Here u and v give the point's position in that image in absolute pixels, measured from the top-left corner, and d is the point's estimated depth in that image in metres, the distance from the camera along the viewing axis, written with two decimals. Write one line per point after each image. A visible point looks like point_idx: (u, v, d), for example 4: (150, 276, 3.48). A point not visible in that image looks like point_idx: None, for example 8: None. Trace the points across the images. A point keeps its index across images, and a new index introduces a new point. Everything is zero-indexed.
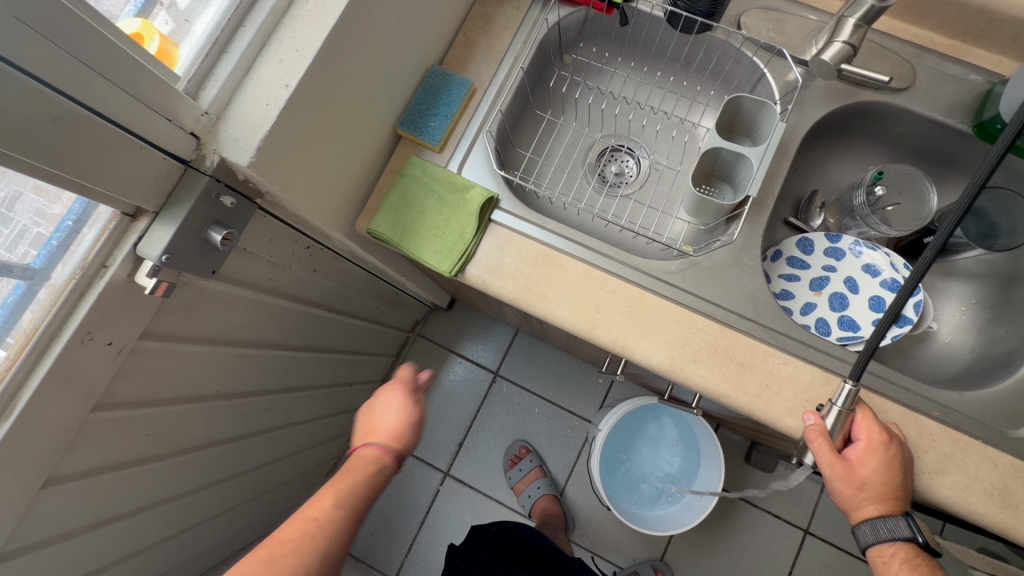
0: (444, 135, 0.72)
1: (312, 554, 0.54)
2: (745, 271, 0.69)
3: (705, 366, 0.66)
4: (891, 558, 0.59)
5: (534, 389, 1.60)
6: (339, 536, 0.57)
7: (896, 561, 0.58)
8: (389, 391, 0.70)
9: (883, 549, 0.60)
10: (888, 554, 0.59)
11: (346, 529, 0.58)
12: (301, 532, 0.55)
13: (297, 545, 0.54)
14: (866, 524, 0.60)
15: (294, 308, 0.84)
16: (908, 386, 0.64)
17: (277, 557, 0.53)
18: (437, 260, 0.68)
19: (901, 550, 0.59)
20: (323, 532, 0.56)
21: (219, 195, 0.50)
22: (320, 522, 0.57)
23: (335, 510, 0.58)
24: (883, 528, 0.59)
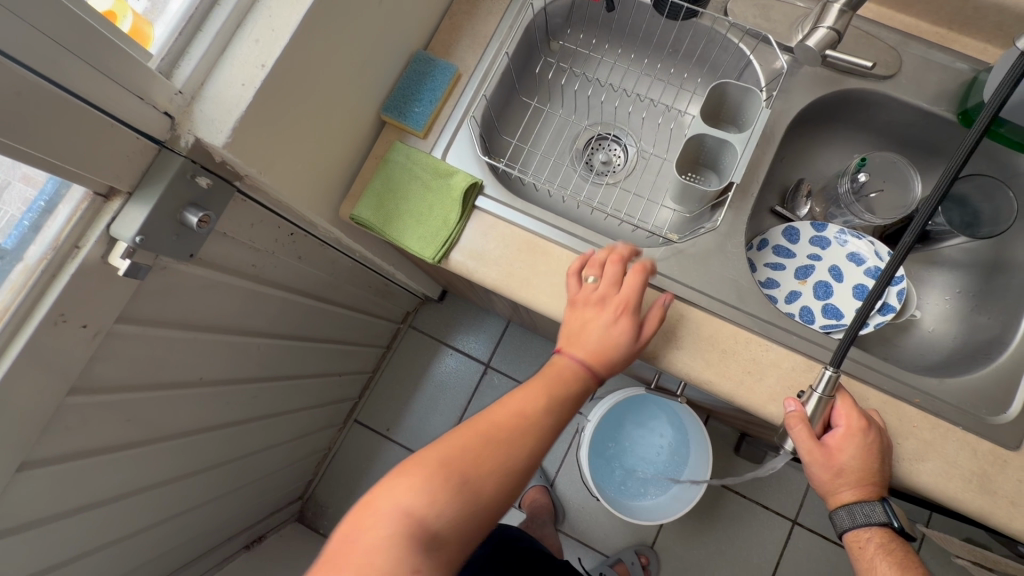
0: (428, 121, 0.71)
1: (511, 450, 0.57)
2: (729, 258, 0.68)
3: (688, 353, 0.66)
4: (868, 542, 0.60)
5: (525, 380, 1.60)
6: (538, 444, 0.59)
7: (872, 546, 0.60)
8: (602, 308, 0.63)
9: (859, 534, 0.61)
10: (864, 540, 0.60)
11: (546, 436, 0.60)
12: (504, 425, 0.58)
13: (497, 435, 0.57)
14: (843, 510, 0.60)
15: (279, 295, 0.83)
16: (888, 373, 0.64)
17: (483, 437, 0.57)
18: (421, 246, 0.68)
19: (877, 535, 0.60)
20: (514, 434, 0.58)
21: (195, 176, 0.50)
22: (518, 424, 0.58)
23: (549, 415, 0.60)
24: (860, 513, 0.59)
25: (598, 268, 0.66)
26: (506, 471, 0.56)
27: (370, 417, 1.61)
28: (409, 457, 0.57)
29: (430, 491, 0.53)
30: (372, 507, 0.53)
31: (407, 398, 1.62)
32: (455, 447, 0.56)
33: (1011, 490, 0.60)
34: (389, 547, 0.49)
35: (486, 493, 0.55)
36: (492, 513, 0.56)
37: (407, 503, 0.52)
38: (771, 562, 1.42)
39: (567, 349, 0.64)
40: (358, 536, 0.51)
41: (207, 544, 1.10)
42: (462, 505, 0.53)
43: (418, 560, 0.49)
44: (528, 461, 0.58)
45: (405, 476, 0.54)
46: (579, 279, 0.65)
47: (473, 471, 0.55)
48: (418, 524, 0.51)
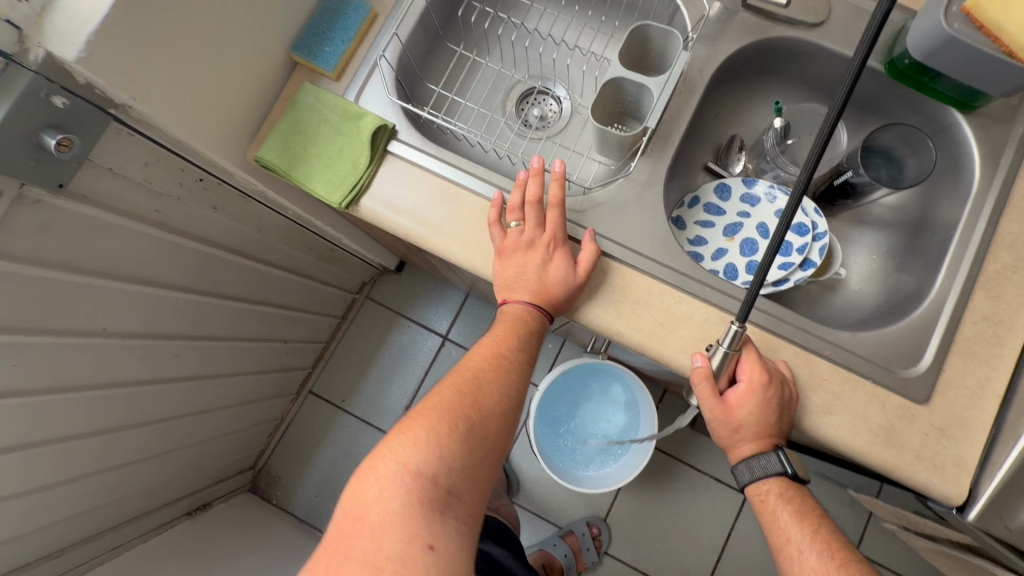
0: (340, 61, 0.68)
1: (497, 388, 0.60)
2: (647, 208, 0.66)
3: (601, 304, 0.64)
4: (768, 494, 0.60)
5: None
6: (518, 377, 0.63)
7: (773, 497, 0.59)
8: (532, 250, 0.63)
9: (759, 487, 0.60)
10: (764, 492, 0.60)
11: (521, 370, 0.63)
12: (482, 367, 0.61)
13: (481, 377, 0.60)
14: (742, 464, 0.60)
15: (196, 248, 0.80)
16: (802, 326, 0.63)
17: (469, 382, 0.60)
18: (327, 191, 0.65)
19: (774, 485, 0.59)
20: (494, 374, 0.61)
21: (51, 95, 0.47)
22: (495, 363, 0.62)
23: (521, 350, 0.63)
24: (758, 467, 0.59)
25: (521, 212, 0.65)
26: (497, 410, 0.59)
27: (326, 389, 1.59)
28: (405, 416, 0.57)
29: (435, 442, 0.54)
30: (379, 473, 0.52)
31: (364, 370, 1.59)
32: (446, 397, 0.58)
33: (916, 443, 0.60)
34: (402, 510, 0.50)
35: (489, 432, 0.58)
36: (495, 453, 0.59)
37: (414, 461, 0.53)
38: (721, 533, 1.43)
39: (510, 296, 0.64)
40: (366, 510, 0.50)
41: (141, 508, 1.08)
42: (467, 450, 0.55)
43: (431, 515, 0.50)
44: (515, 396, 0.62)
45: (403, 436, 0.54)
46: (502, 227, 0.64)
47: (463, 417, 0.57)
48: (435, 477, 0.52)
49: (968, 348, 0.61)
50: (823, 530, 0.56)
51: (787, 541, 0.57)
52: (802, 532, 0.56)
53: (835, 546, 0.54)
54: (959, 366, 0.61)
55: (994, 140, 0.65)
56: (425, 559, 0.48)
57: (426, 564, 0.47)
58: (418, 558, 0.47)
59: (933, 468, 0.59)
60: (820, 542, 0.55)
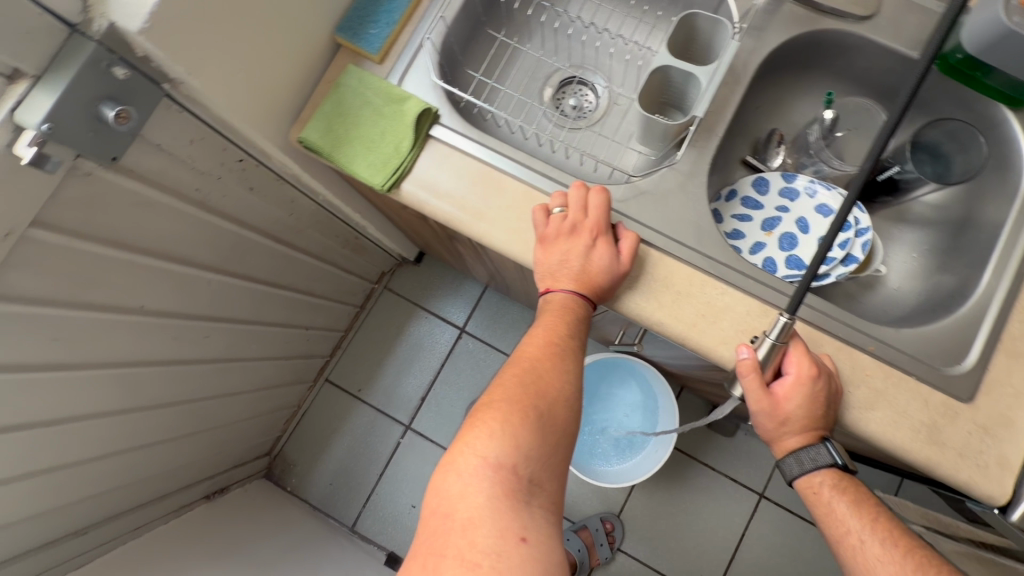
0: (384, 44, 0.68)
1: (557, 374, 0.60)
2: (690, 198, 0.66)
3: (643, 293, 0.64)
4: (821, 486, 0.60)
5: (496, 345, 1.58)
6: (575, 360, 0.62)
7: (827, 489, 0.60)
8: (575, 237, 0.61)
9: (811, 479, 0.61)
10: (818, 484, 0.60)
11: (577, 353, 0.63)
12: (538, 354, 0.61)
13: (540, 365, 0.60)
14: (790, 457, 0.60)
15: (232, 229, 0.80)
16: (845, 321, 0.62)
17: (528, 371, 0.59)
18: (370, 173, 0.65)
19: (828, 477, 0.60)
20: (552, 360, 0.61)
21: (111, 66, 0.47)
22: (552, 350, 0.61)
23: (574, 335, 0.63)
24: (807, 458, 0.59)
25: (563, 198, 0.64)
26: (561, 396, 0.59)
27: (342, 378, 1.59)
28: (472, 411, 0.57)
29: (510, 433, 0.54)
30: (462, 469, 0.52)
31: (380, 360, 1.60)
32: (510, 387, 0.58)
33: (960, 442, 0.59)
34: (489, 505, 0.50)
35: (557, 419, 0.58)
36: (564, 439, 0.58)
37: (493, 453, 0.52)
38: (735, 533, 1.43)
39: (554, 284, 0.64)
40: (454, 506, 0.51)
41: (163, 489, 1.09)
42: (540, 438, 0.55)
43: (517, 506, 0.50)
44: (575, 381, 0.61)
45: (478, 431, 0.54)
46: (546, 212, 0.63)
47: (532, 406, 0.56)
48: (515, 469, 0.52)
49: (1015, 347, 0.61)
50: (882, 519, 0.58)
51: (847, 532, 0.58)
52: (862, 523, 0.58)
53: (895, 533, 0.56)
54: (1005, 364, 0.60)
55: None
56: (519, 553, 0.48)
57: (520, 557, 0.47)
58: (512, 552, 0.47)
59: (977, 467, 0.58)
60: (881, 531, 0.57)
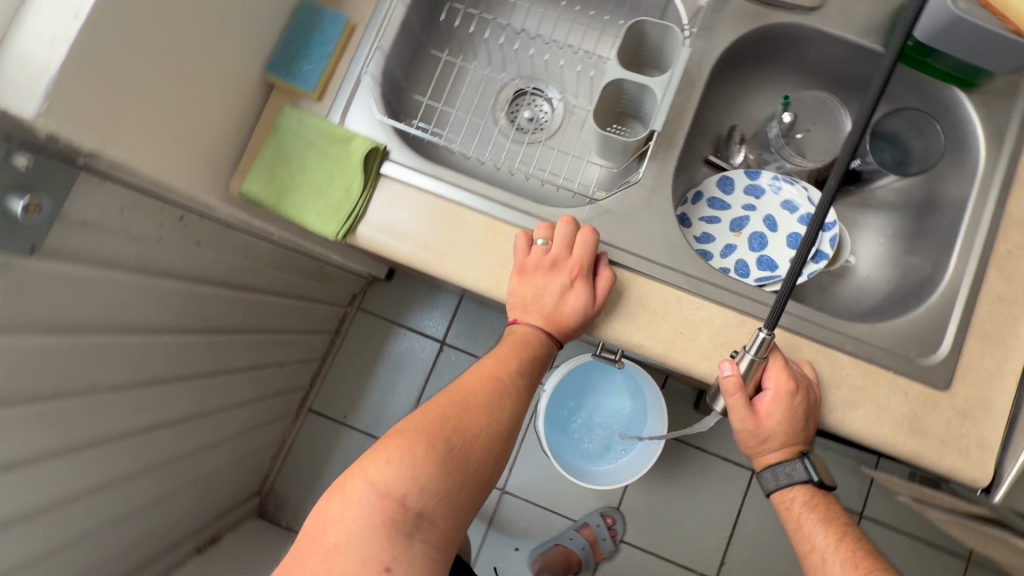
0: (321, 81, 0.64)
1: (489, 411, 0.55)
2: (656, 213, 0.64)
3: (619, 317, 0.62)
4: (793, 502, 0.59)
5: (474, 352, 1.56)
6: (515, 401, 0.57)
7: (798, 505, 0.59)
8: (554, 274, 0.59)
9: (785, 494, 0.60)
10: (789, 500, 0.59)
11: (519, 393, 0.58)
12: (474, 387, 0.56)
13: (471, 399, 0.55)
14: (768, 472, 0.60)
15: (183, 287, 0.76)
16: (823, 323, 0.62)
17: (458, 402, 0.55)
18: (321, 222, 0.61)
19: (800, 493, 0.59)
20: (486, 396, 0.56)
21: (10, 156, 0.42)
22: (490, 386, 0.56)
23: (520, 373, 0.59)
24: (783, 475, 0.59)
25: (548, 230, 0.61)
26: (484, 435, 0.54)
27: (325, 405, 1.55)
28: (385, 432, 0.53)
29: (410, 463, 0.49)
30: (346, 492, 0.48)
31: (363, 383, 1.56)
32: (431, 415, 0.53)
33: (941, 430, 0.60)
34: (362, 533, 0.46)
35: (476, 457, 0.53)
36: (481, 480, 0.53)
37: (385, 481, 0.48)
38: (733, 511, 1.45)
39: (522, 317, 0.61)
40: (325, 529, 0.46)
41: (151, 552, 1.05)
42: (446, 474, 0.50)
43: (393, 541, 0.46)
44: (509, 422, 0.56)
45: (379, 452, 0.50)
46: (529, 243, 0.60)
47: (445, 439, 0.51)
48: (403, 500, 0.48)
49: (986, 330, 0.62)
50: (848, 538, 0.57)
51: (812, 548, 0.58)
52: (827, 541, 0.57)
53: (859, 554, 0.55)
54: (978, 348, 0.61)
55: (997, 117, 0.65)
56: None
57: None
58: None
59: (960, 454, 0.59)
60: (844, 551, 0.56)
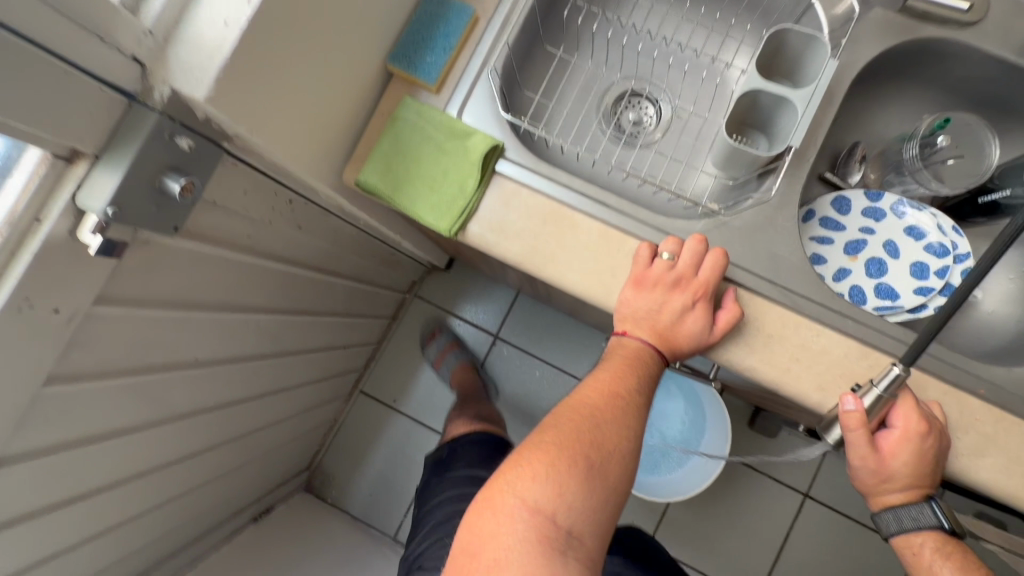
0: (442, 72, 0.63)
1: (617, 427, 0.53)
2: (780, 231, 0.61)
3: (732, 339, 0.59)
4: (921, 548, 0.54)
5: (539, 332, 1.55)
6: (640, 416, 0.55)
7: (928, 552, 0.54)
8: (675, 292, 0.57)
9: (910, 539, 0.55)
10: (917, 545, 0.54)
11: (640, 410, 0.55)
12: (598, 403, 0.54)
13: (598, 414, 0.53)
14: (889, 513, 0.55)
15: (278, 268, 0.76)
16: (955, 362, 0.58)
17: (585, 417, 0.52)
18: (434, 217, 0.61)
19: (930, 539, 0.54)
20: (612, 412, 0.53)
21: (174, 136, 0.42)
22: (613, 402, 0.54)
23: (639, 390, 0.56)
24: (907, 518, 0.54)
25: (676, 245, 0.58)
26: (619, 452, 0.52)
27: (376, 388, 1.57)
28: (519, 446, 0.52)
29: (556, 479, 0.48)
30: (497, 507, 0.47)
31: (414, 370, 1.57)
32: (564, 429, 0.51)
33: None
34: (520, 548, 0.45)
35: (613, 474, 0.51)
36: (618, 498, 0.51)
37: (534, 496, 0.47)
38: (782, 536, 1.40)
39: (630, 329, 0.59)
40: (482, 545, 0.46)
41: (214, 519, 1.08)
42: (591, 491, 0.48)
43: (551, 558, 0.44)
44: (636, 439, 0.54)
45: (522, 467, 0.49)
46: (651, 257, 0.58)
47: (583, 455, 0.49)
48: (554, 517, 0.46)
49: None
50: None
51: None
52: None
53: None
54: None
55: None
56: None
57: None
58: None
59: None
60: None
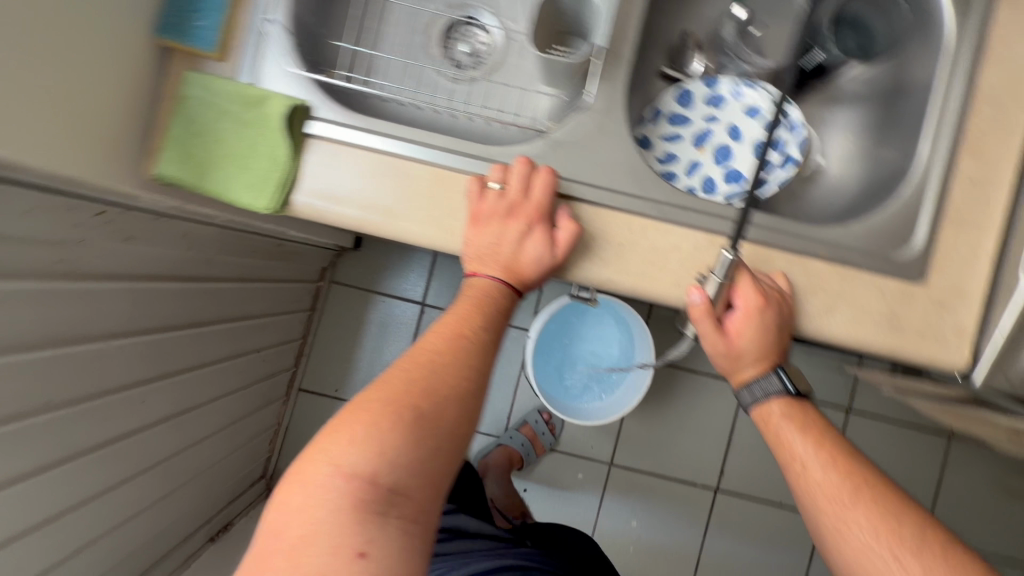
0: (220, 37, 0.57)
1: (456, 370, 0.47)
2: (612, 139, 0.59)
3: (587, 256, 0.59)
4: (774, 417, 0.56)
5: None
6: (481, 359, 0.49)
7: (778, 418, 0.55)
8: (510, 220, 0.54)
9: (766, 410, 0.57)
10: (769, 415, 0.56)
11: (483, 352, 0.50)
12: (438, 349, 0.48)
13: (436, 361, 0.47)
14: (745, 390, 0.57)
15: (123, 287, 0.70)
16: (794, 232, 0.60)
17: (422, 366, 0.46)
18: (251, 196, 0.56)
19: (783, 407, 0.56)
20: (451, 356, 0.48)
21: None
22: (454, 347, 0.49)
23: (480, 331, 0.51)
24: (759, 390, 0.56)
25: (502, 172, 0.56)
26: (458, 397, 0.45)
27: (315, 383, 1.54)
28: (341, 408, 0.43)
29: (378, 436, 0.40)
30: (307, 481, 0.38)
31: (350, 355, 1.54)
32: (392, 382, 0.44)
33: (918, 322, 0.60)
34: (328, 521, 0.36)
35: (450, 422, 0.44)
36: (459, 446, 0.44)
37: (350, 460, 0.39)
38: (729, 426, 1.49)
39: (478, 269, 0.56)
40: (286, 523, 0.37)
41: (162, 550, 1.05)
42: (423, 443, 0.41)
43: (367, 524, 0.37)
44: (478, 381, 0.48)
45: (339, 428, 0.40)
46: (482, 189, 0.56)
47: (414, 407, 0.42)
48: (375, 478, 0.38)
49: (959, 214, 0.60)
50: (828, 441, 0.54)
51: (793, 458, 0.55)
52: (808, 448, 0.54)
53: (840, 457, 0.53)
54: (952, 234, 0.60)
55: None
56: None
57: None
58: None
59: (937, 342, 0.60)
60: (827, 457, 0.53)
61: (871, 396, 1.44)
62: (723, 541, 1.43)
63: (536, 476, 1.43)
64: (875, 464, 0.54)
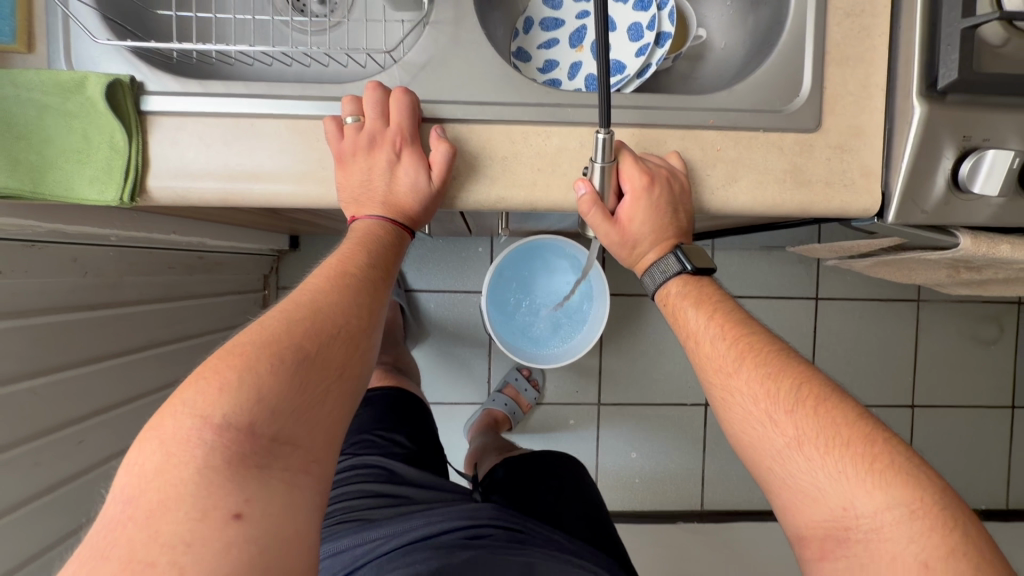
0: (18, 25, 0.52)
1: (341, 310, 0.46)
2: (471, 50, 0.55)
3: (472, 179, 0.56)
4: (675, 296, 0.57)
5: (455, 262, 1.38)
6: (368, 299, 0.49)
7: (676, 297, 0.57)
8: (375, 151, 0.53)
9: (667, 292, 0.58)
10: (668, 295, 0.58)
11: (370, 290, 0.50)
12: (323, 289, 0.47)
13: (318, 303, 0.46)
14: (646, 276, 0.59)
15: (17, 325, 0.66)
16: (681, 106, 0.57)
17: (303, 309, 0.45)
18: (98, 190, 0.52)
19: (683, 284, 0.57)
20: (334, 296, 0.47)
21: None
22: (338, 285, 0.48)
23: (368, 269, 0.51)
24: (658, 271, 0.58)
25: (356, 103, 0.53)
26: (344, 337, 0.45)
27: None
28: (207, 359, 0.41)
29: (252, 384, 0.38)
30: (166, 436, 0.36)
31: None
32: (270, 326, 0.43)
33: (822, 172, 0.58)
34: (194, 479, 0.34)
35: (334, 371, 0.43)
36: (347, 395, 0.44)
37: (220, 412, 0.37)
38: None
39: (360, 211, 0.55)
40: (143, 485, 0.34)
41: None
42: (305, 387, 0.40)
43: (242, 477, 0.35)
44: (366, 320, 0.47)
45: (205, 380, 0.38)
46: (340, 125, 0.53)
47: (293, 350, 0.41)
48: (251, 428, 0.37)
49: (841, 52, 0.58)
50: (720, 311, 0.55)
51: (687, 334, 0.55)
52: (702, 320, 0.54)
53: (729, 325, 0.53)
54: (838, 75, 0.58)
55: None
56: (223, 537, 0.33)
57: (222, 542, 0.32)
58: (211, 537, 0.32)
59: (845, 188, 0.58)
60: (717, 326, 0.54)
61: (835, 279, 1.45)
62: (720, 452, 1.45)
63: (526, 432, 1.42)
64: (771, 334, 0.54)
